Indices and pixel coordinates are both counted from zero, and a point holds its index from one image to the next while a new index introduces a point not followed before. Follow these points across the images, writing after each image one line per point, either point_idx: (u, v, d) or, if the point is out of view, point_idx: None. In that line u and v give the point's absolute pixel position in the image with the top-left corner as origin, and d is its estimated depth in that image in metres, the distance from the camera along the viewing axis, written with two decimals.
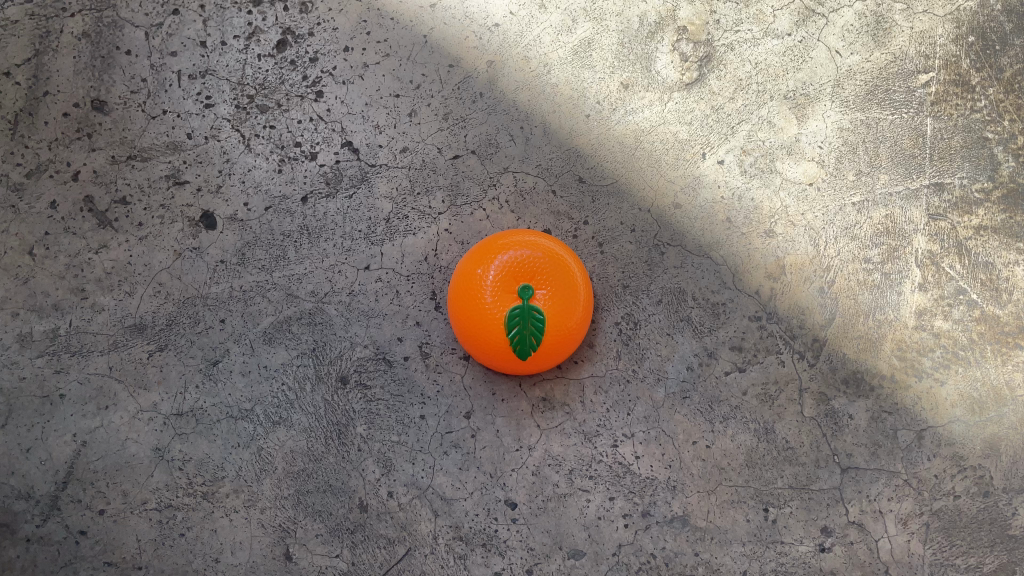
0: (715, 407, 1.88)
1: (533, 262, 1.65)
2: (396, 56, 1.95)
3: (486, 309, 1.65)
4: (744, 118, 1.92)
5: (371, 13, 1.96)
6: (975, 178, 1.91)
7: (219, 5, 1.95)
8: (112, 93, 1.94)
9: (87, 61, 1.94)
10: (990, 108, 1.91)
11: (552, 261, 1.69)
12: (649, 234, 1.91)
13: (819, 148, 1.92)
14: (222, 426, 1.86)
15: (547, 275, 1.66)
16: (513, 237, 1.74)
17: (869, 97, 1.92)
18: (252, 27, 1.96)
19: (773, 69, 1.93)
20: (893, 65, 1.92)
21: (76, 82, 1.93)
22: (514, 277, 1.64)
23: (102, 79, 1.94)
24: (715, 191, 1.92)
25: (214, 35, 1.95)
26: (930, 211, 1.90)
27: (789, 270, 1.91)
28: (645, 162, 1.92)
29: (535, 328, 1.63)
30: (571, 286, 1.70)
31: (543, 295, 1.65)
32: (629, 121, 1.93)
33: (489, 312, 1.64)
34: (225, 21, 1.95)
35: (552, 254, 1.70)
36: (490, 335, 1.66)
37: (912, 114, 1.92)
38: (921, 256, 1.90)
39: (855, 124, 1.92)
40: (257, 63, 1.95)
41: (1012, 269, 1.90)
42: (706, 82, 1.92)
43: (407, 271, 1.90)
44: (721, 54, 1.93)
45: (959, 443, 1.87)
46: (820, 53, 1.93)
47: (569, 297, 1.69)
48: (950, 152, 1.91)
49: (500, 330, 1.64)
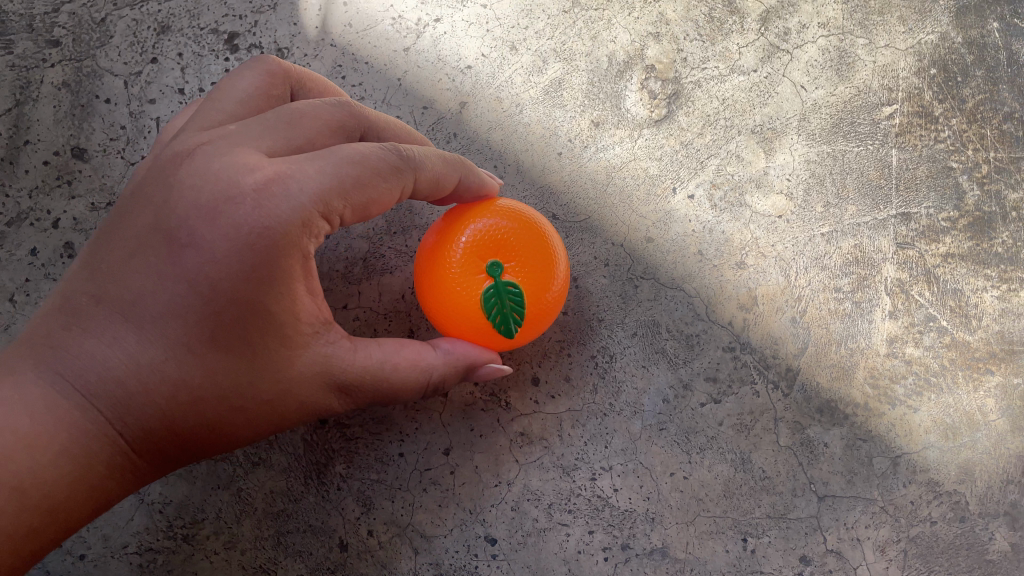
0: (691, 438, 1.90)
1: (501, 234, 1.46)
2: (371, 99, 1.94)
3: (457, 293, 1.44)
4: (713, 153, 1.92)
5: (346, 57, 1.95)
6: (941, 208, 1.94)
7: (197, 53, 1.93)
8: (92, 142, 1.91)
9: (67, 110, 1.91)
10: (954, 138, 1.94)
11: (520, 228, 1.49)
12: (623, 268, 1.92)
13: (787, 180, 1.93)
14: (201, 468, 1.86)
15: (518, 244, 1.46)
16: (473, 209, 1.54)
17: (835, 130, 1.93)
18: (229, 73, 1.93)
19: (740, 104, 1.92)
20: (858, 98, 1.93)
21: (56, 131, 1.90)
22: (481, 251, 1.44)
23: (82, 128, 1.91)
24: (686, 225, 1.93)
25: (192, 82, 1.92)
26: (898, 240, 1.94)
27: (762, 300, 1.93)
28: (617, 198, 1.93)
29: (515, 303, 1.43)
30: (547, 254, 1.50)
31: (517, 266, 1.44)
32: (601, 158, 1.93)
33: (461, 295, 1.44)
34: (203, 69, 1.93)
35: (521, 222, 1.50)
36: (464, 318, 1.46)
37: (878, 145, 1.94)
38: (890, 284, 1.94)
39: (822, 156, 1.93)
40: None
41: (981, 295, 1.94)
42: (675, 118, 1.93)
43: (385, 309, 1.91)
44: (689, 91, 1.93)
45: (933, 469, 1.90)
46: (786, 88, 1.93)
47: (547, 264, 1.49)
48: (916, 183, 1.94)
49: (476, 313, 1.44)
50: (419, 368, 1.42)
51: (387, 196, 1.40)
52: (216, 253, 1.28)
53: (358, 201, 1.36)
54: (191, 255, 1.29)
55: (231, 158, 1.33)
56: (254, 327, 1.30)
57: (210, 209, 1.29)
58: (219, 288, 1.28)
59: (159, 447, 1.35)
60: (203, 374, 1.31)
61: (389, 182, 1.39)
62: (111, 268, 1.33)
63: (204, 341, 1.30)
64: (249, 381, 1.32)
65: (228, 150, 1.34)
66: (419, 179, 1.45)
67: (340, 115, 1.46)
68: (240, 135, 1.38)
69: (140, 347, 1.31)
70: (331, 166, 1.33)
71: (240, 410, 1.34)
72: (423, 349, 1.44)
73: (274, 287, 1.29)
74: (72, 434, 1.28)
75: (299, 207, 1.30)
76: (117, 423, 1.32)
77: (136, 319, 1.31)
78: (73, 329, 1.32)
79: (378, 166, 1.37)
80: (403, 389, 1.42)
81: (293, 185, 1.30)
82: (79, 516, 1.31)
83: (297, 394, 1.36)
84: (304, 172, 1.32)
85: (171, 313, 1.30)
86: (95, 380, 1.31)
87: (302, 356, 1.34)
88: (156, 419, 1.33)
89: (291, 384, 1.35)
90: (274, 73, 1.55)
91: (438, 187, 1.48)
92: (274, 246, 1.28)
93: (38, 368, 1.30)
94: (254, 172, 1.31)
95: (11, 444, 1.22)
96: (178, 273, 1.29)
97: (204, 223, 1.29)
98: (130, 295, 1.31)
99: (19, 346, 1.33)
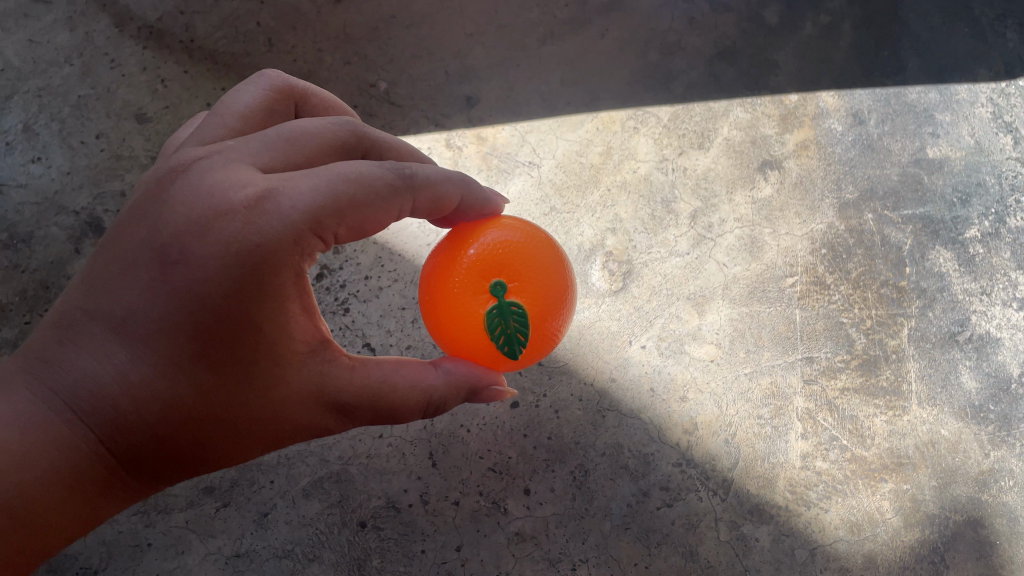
0: (651, 534, 2.43)
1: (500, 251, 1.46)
2: (403, 281, 2.45)
3: (461, 313, 1.45)
4: (659, 314, 2.52)
5: (384, 250, 2.46)
6: (837, 352, 2.53)
7: None
8: None
9: None
10: (844, 299, 2.54)
11: (525, 243, 1.50)
12: (593, 401, 2.49)
13: (715, 334, 2.52)
14: (270, 563, 2.40)
15: (523, 263, 1.46)
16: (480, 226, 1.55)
17: (750, 296, 2.53)
18: None
19: (677, 278, 2.53)
20: (767, 272, 2.53)
21: None
22: (485, 270, 1.44)
23: None
24: (641, 368, 2.51)
25: None
26: (804, 377, 2.52)
27: (701, 426, 2.49)
28: (587, 348, 2.51)
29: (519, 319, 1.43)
30: (552, 271, 1.50)
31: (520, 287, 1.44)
32: (575, 319, 2.52)
33: (465, 317, 1.44)
34: None
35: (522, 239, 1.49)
36: (467, 336, 1.46)
37: (784, 306, 2.53)
38: (800, 412, 2.51)
39: (742, 315, 2.52)
40: None
41: (873, 420, 2.52)
42: (629, 290, 2.53)
43: (411, 437, 2.48)
44: (639, 269, 2.54)
45: (843, 557, 2.43)
46: (711, 266, 2.53)
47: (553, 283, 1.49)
48: (816, 333, 2.53)
49: (480, 333, 1.44)
50: (418, 388, 1.46)
51: (386, 213, 1.44)
52: (206, 272, 1.31)
53: (360, 219, 1.38)
54: (181, 273, 1.32)
55: (224, 174, 1.36)
56: (246, 346, 1.35)
57: (198, 227, 1.32)
58: (210, 303, 1.32)
59: (150, 461, 1.41)
60: (195, 392, 1.36)
61: (386, 202, 1.41)
62: (105, 283, 1.36)
63: (196, 361, 1.35)
64: (242, 400, 1.39)
65: (221, 165, 1.37)
66: (418, 200, 1.48)
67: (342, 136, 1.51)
68: (236, 150, 1.40)
69: (132, 365, 1.35)
70: (322, 182, 1.33)
71: (232, 425, 1.40)
72: (421, 368, 1.48)
73: (266, 301, 1.35)
74: (65, 452, 1.33)
75: (289, 225, 1.31)
76: (106, 442, 1.36)
77: (128, 337, 1.34)
78: (68, 344, 1.36)
79: (377, 186, 1.39)
80: (399, 404, 1.47)
81: (284, 201, 1.32)
82: (77, 522, 1.38)
83: (290, 413, 1.42)
84: (301, 185, 1.33)
85: (162, 333, 1.34)
86: (89, 398, 1.35)
87: (295, 371, 1.41)
88: (149, 435, 1.37)
89: (283, 397, 1.41)
90: (277, 87, 1.63)
91: (437, 205, 1.51)
92: (262, 263, 1.32)
93: (32, 383, 1.35)
94: (245, 188, 1.33)
95: (8, 465, 1.28)
96: (169, 286, 1.32)
97: (193, 240, 1.32)
98: (122, 313, 1.34)
99: (20, 359, 1.38)
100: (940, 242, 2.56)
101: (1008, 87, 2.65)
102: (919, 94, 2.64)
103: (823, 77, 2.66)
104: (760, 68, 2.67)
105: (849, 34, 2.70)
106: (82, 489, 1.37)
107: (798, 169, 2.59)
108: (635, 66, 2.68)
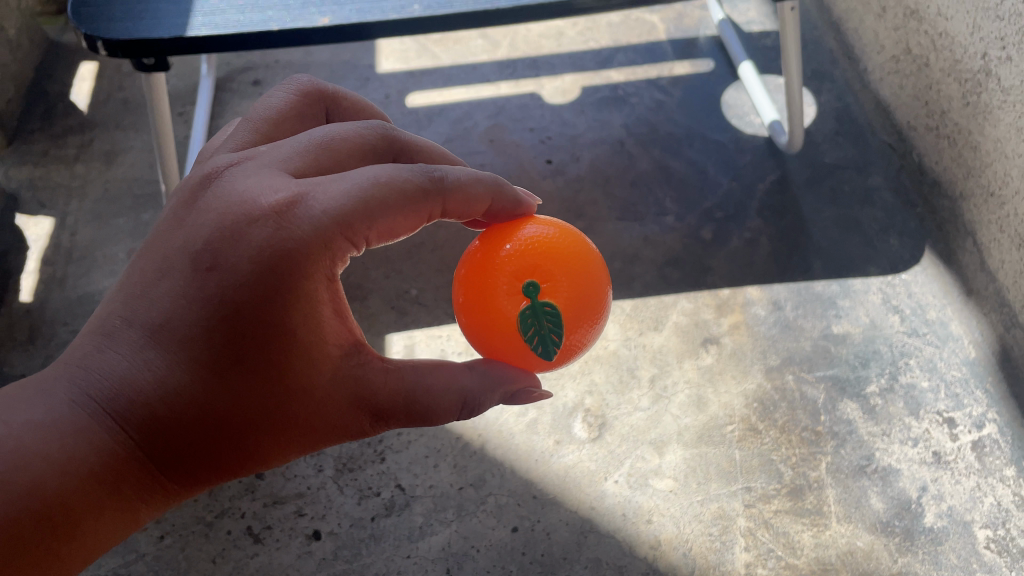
0: None
1: (536, 257, 2.06)
2: (428, 435, 3.21)
3: (502, 314, 2.05)
4: (628, 454, 3.12)
5: None
6: (769, 482, 3.02)
7: None
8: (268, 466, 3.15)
9: None
10: (774, 442, 3.11)
11: (547, 243, 2.09)
12: (578, 524, 2.97)
13: (674, 470, 3.07)
14: None
15: (546, 269, 2.06)
16: (511, 227, 2.14)
17: (700, 440, 3.13)
18: None
19: (640, 427, 3.17)
20: (711, 422, 3.16)
21: None
22: (519, 275, 2.04)
23: None
24: (616, 498, 3.03)
25: None
26: (744, 502, 2.98)
27: (664, 542, 2.92)
28: (573, 482, 3.07)
29: (550, 317, 2.04)
30: (571, 268, 2.09)
31: (546, 290, 2.05)
32: (562, 460, 3.12)
33: (505, 311, 2.05)
34: None
35: (550, 245, 2.09)
36: (505, 331, 2.06)
37: (726, 447, 3.10)
38: (743, 529, 2.93)
39: (694, 456, 3.10)
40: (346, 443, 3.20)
41: (802, 535, 2.90)
42: (603, 437, 3.16)
43: (433, 556, 2.94)
44: (610, 421, 3.19)
45: None
46: (667, 418, 3.19)
47: (573, 280, 2.09)
48: (753, 468, 3.05)
49: (515, 327, 2.04)
50: (453, 390, 1.88)
51: (413, 219, 1.81)
52: (237, 272, 1.69)
53: (380, 223, 1.75)
54: (215, 277, 1.69)
55: (257, 184, 1.75)
56: (273, 340, 1.72)
57: (233, 236, 1.71)
58: (243, 301, 1.70)
59: (184, 460, 1.74)
60: (224, 390, 1.72)
61: (409, 207, 1.78)
62: (143, 288, 1.73)
63: (228, 365, 1.72)
64: (269, 392, 1.75)
65: (251, 179, 1.77)
66: (445, 204, 1.87)
67: (373, 140, 1.93)
68: (265, 164, 1.81)
69: (167, 371, 1.70)
70: (349, 189, 1.72)
71: (266, 412, 1.76)
72: (457, 374, 1.90)
73: (298, 299, 1.72)
74: (102, 457, 1.66)
75: (317, 225, 1.71)
76: (137, 442, 1.70)
77: (164, 340, 1.70)
78: (107, 347, 1.71)
79: (404, 188, 1.76)
80: (437, 407, 1.86)
81: (311, 206, 1.71)
82: (104, 523, 1.68)
83: (317, 399, 1.79)
84: (324, 189, 1.73)
85: (198, 335, 1.70)
86: (125, 400, 1.69)
87: (330, 369, 1.79)
88: (180, 424, 1.71)
89: (319, 394, 1.79)
90: (309, 99, 2.11)
91: (467, 206, 1.92)
92: (286, 263, 1.70)
93: (71, 388, 1.69)
94: (276, 195, 1.72)
95: (47, 468, 1.60)
96: (204, 290, 1.69)
97: (228, 248, 1.70)
98: (159, 318, 1.70)
99: (62, 365, 1.73)
100: (847, 395, 3.20)
101: (893, 279, 3.47)
102: (823, 287, 3.47)
103: (748, 279, 3.53)
104: (698, 273, 3.56)
105: (766, 244, 3.64)
106: (126, 491, 1.70)
107: (732, 344, 3.34)
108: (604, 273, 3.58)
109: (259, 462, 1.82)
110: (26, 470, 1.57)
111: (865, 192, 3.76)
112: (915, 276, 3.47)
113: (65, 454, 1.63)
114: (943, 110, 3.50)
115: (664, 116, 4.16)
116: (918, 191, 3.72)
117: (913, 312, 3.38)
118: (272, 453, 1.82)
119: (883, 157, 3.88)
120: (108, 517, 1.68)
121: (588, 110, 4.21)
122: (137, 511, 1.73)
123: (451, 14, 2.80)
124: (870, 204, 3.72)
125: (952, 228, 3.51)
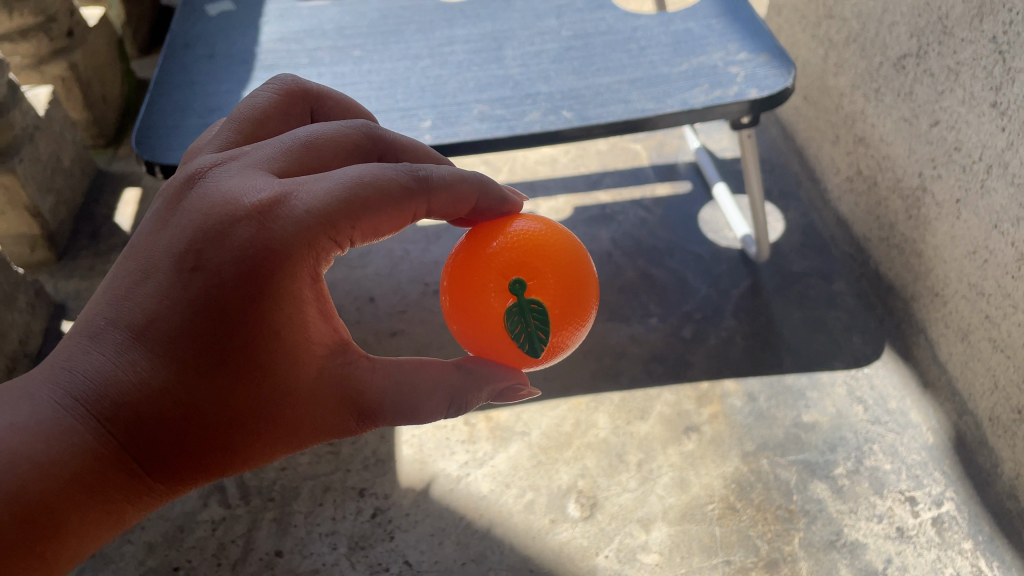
0: None
1: (522, 257, 2.16)
2: (433, 516, 3.48)
3: (491, 309, 2.16)
4: (617, 531, 3.38)
5: (420, 495, 3.55)
6: (747, 556, 3.27)
7: (343, 501, 3.56)
8: (287, 546, 3.42)
9: (275, 532, 3.47)
10: (751, 520, 3.37)
11: (532, 240, 2.20)
12: None
13: (659, 546, 3.33)
14: None
15: (531, 267, 2.16)
16: (498, 225, 2.24)
17: (683, 519, 3.40)
18: (359, 508, 3.54)
19: (629, 507, 3.45)
20: (693, 502, 3.44)
21: (270, 542, 3.44)
22: (505, 273, 2.15)
23: (284, 539, 3.44)
24: (607, 572, 3.26)
25: (334, 513, 3.52)
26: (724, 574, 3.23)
27: None
28: (567, 557, 3.31)
29: (536, 315, 2.13)
30: (556, 265, 2.20)
31: (532, 287, 2.15)
32: (557, 537, 3.37)
33: (492, 307, 2.16)
34: (343, 508, 3.54)
35: (535, 242, 2.20)
36: (494, 327, 2.17)
37: (707, 525, 3.37)
38: None
39: (677, 532, 3.36)
40: (358, 524, 3.48)
41: None
42: (595, 516, 3.43)
43: None
44: (600, 502, 3.47)
45: None
46: (653, 499, 3.47)
47: (559, 277, 2.19)
48: (732, 543, 3.31)
49: (502, 322, 2.15)
50: (436, 386, 2.03)
51: (397, 218, 1.86)
52: (221, 274, 1.73)
53: (366, 222, 1.79)
54: (200, 279, 1.73)
55: (241, 184, 1.79)
56: (259, 340, 1.78)
57: (217, 236, 1.74)
58: (227, 300, 1.74)
59: (167, 459, 1.76)
60: (210, 390, 1.76)
61: (397, 206, 1.83)
62: (126, 290, 1.75)
63: (213, 366, 1.76)
64: (255, 391, 1.81)
65: (235, 180, 1.81)
66: (430, 201, 1.92)
67: (357, 137, 1.98)
68: (249, 165, 1.86)
69: (149, 371, 1.72)
70: (332, 187, 1.77)
71: (254, 411, 1.83)
72: (445, 373, 2.06)
73: (285, 300, 1.79)
74: (84, 459, 1.66)
75: (300, 223, 1.75)
76: (119, 442, 1.71)
77: (147, 342, 1.72)
78: (89, 350, 1.72)
79: (390, 188, 1.82)
80: (424, 403, 2.01)
81: (295, 204, 1.75)
82: (90, 524, 1.70)
83: (300, 395, 1.88)
84: (309, 187, 1.77)
85: (182, 336, 1.73)
86: (107, 403, 1.70)
87: (315, 369, 1.89)
88: (163, 424, 1.74)
89: (305, 389, 1.88)
90: (292, 95, 2.17)
91: (453, 203, 2.00)
92: (271, 263, 1.75)
93: (51, 390, 1.69)
94: (259, 194, 1.76)
95: (29, 472, 1.60)
96: (188, 291, 1.73)
97: (212, 249, 1.74)
98: (143, 320, 1.73)
99: (42, 368, 1.73)
100: (817, 477, 3.49)
101: (857, 373, 3.84)
102: (793, 380, 3.83)
103: (724, 373, 3.89)
104: (680, 368, 3.93)
105: (741, 341, 4.01)
106: (109, 492, 1.71)
107: (711, 431, 3.67)
108: (593, 369, 3.96)
109: (246, 459, 1.88)
110: (7, 477, 1.57)
111: (830, 296, 4.18)
112: (876, 369, 3.84)
113: (48, 458, 1.63)
114: (892, 223, 3.93)
115: (648, 232, 4.59)
116: (876, 294, 4.12)
117: (875, 403, 3.73)
118: (259, 450, 1.88)
119: (846, 266, 4.30)
120: (93, 518, 1.70)
121: (579, 228, 4.63)
122: (123, 513, 1.75)
123: (457, 142, 3.22)
124: (835, 306, 4.13)
125: (908, 326, 3.89)
